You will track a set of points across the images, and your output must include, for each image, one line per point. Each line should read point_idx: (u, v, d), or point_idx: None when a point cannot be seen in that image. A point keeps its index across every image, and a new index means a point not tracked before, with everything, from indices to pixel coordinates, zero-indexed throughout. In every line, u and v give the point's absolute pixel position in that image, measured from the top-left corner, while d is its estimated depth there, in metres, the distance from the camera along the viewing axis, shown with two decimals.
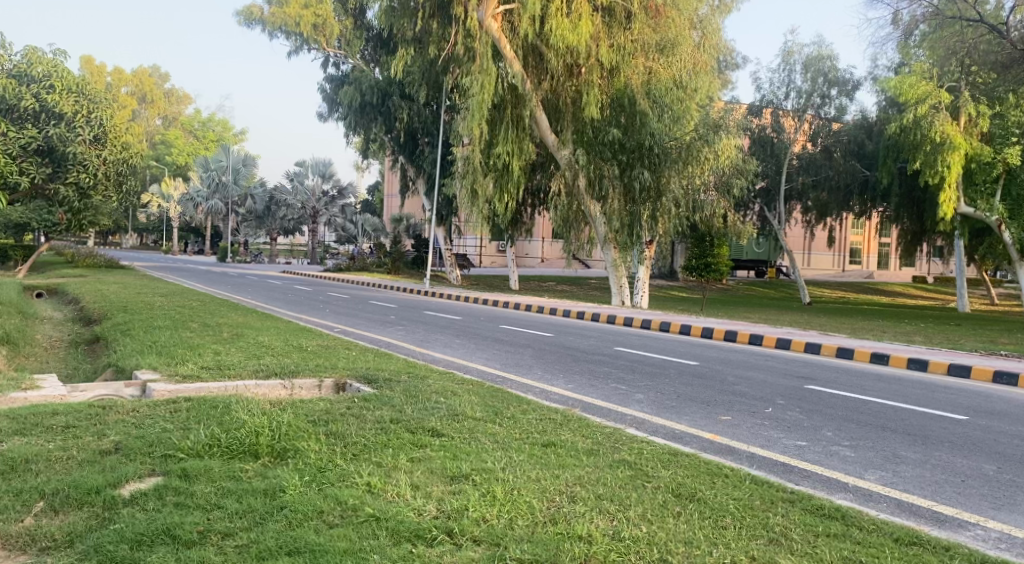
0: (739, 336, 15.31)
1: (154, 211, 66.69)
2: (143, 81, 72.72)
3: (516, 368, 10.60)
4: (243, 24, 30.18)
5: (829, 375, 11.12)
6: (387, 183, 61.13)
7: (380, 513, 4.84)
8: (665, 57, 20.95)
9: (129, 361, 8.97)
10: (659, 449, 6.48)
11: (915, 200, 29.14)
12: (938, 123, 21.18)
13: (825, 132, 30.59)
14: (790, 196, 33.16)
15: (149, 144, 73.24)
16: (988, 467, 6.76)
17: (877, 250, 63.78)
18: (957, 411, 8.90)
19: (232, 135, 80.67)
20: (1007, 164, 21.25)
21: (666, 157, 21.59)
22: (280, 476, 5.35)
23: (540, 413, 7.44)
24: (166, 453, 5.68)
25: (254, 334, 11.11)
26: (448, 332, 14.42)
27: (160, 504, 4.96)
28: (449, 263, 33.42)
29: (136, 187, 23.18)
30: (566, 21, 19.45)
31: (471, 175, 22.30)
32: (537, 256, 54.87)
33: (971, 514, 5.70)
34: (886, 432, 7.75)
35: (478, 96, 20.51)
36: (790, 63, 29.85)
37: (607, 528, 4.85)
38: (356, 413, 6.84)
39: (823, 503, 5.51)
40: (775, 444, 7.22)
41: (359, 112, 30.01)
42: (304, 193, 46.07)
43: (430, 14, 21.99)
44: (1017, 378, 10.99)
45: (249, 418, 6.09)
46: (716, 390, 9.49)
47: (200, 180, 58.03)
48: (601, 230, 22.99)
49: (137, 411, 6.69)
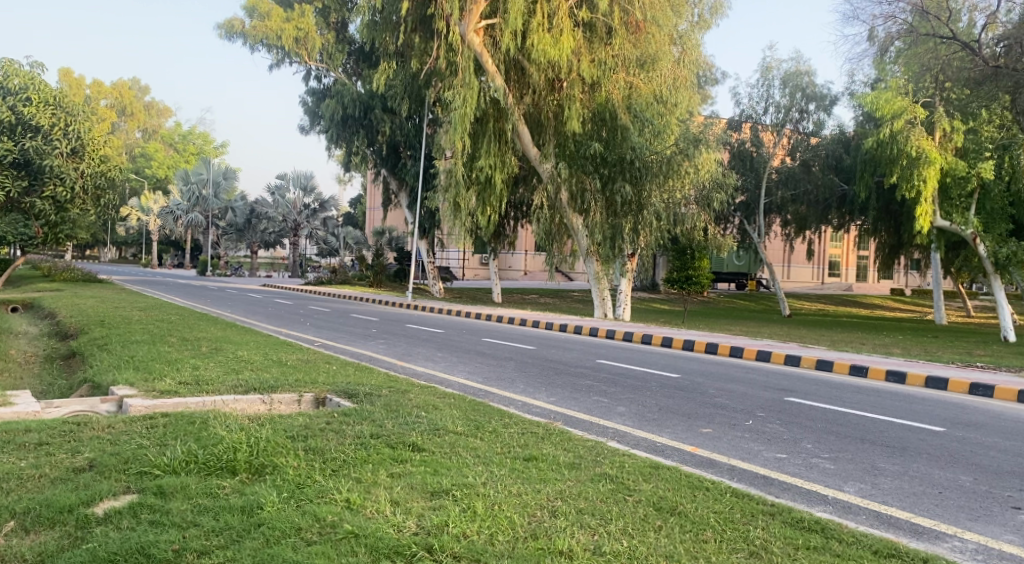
0: (720, 349, 15.36)
1: (133, 225, 66.10)
2: (123, 93, 72.69)
3: (498, 382, 10.55)
4: (224, 37, 29.98)
5: (808, 387, 11.18)
6: (370, 196, 61.63)
7: (359, 530, 4.81)
8: (646, 73, 21.32)
9: (106, 377, 8.87)
10: (640, 462, 6.48)
11: (893, 213, 29.51)
12: (914, 138, 21.30)
13: (804, 146, 30.78)
14: (770, 209, 33.42)
15: (129, 156, 72.93)
16: (965, 478, 6.81)
17: (856, 262, 64.15)
18: (935, 423, 8.98)
19: (213, 149, 80.66)
20: (981, 178, 21.56)
21: (647, 171, 21.60)
22: (257, 493, 5.30)
23: (522, 426, 7.42)
24: (141, 470, 5.62)
25: (233, 349, 11.03)
26: (429, 345, 14.40)
27: (135, 522, 4.91)
28: (431, 275, 33.39)
29: (115, 201, 22.92)
30: (547, 36, 19.55)
31: (454, 189, 22.15)
32: (519, 269, 55.13)
33: (948, 526, 5.73)
34: (865, 444, 7.79)
35: (461, 110, 20.51)
36: (769, 79, 30.03)
37: (588, 542, 4.84)
38: (335, 428, 6.79)
39: (804, 515, 5.53)
40: (756, 456, 7.24)
41: (341, 125, 30.03)
42: (286, 207, 45.69)
43: (412, 28, 22.02)
44: (993, 389, 11.10)
45: (226, 435, 6.08)
46: (697, 403, 9.51)
47: (178, 194, 56.55)
48: (584, 243, 23.20)
49: (113, 427, 6.61)
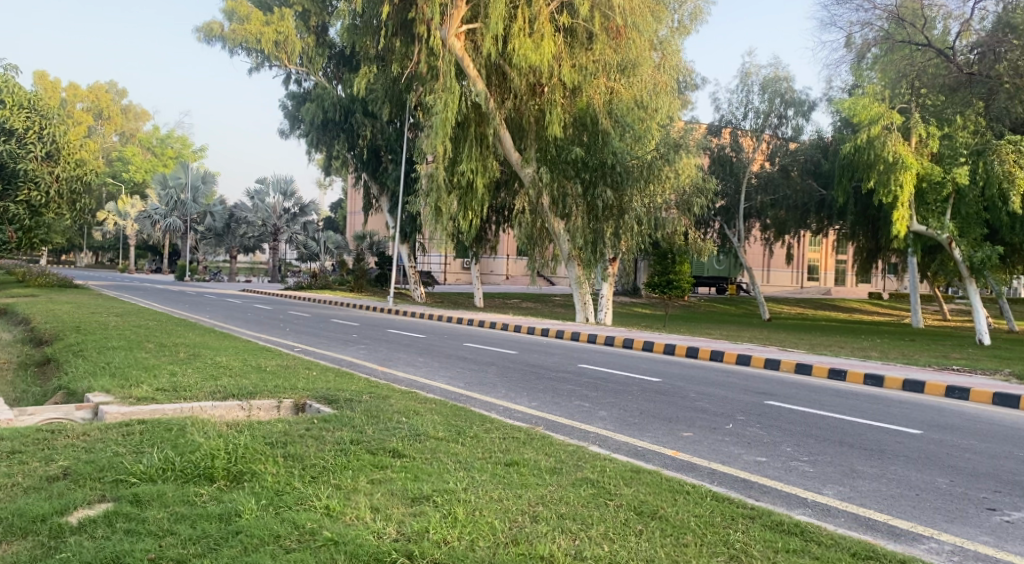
0: (700, 353, 15.41)
1: (110, 231, 65.37)
2: (100, 97, 72.02)
3: (480, 387, 10.52)
4: (203, 41, 29.79)
5: (787, 391, 11.23)
6: (352, 200, 61.72)
7: (339, 537, 4.78)
8: (627, 78, 21.32)
9: (81, 384, 8.76)
10: (621, 466, 6.50)
11: (870, 218, 29.60)
12: (890, 143, 21.45)
13: (782, 152, 31.15)
14: (749, 214, 33.68)
15: (106, 160, 72.03)
16: (941, 480, 6.87)
17: (834, 266, 64.99)
18: (912, 425, 9.05)
19: (191, 152, 80.27)
20: (956, 184, 21.84)
21: (628, 176, 21.81)
22: (236, 500, 5.26)
23: (503, 431, 7.42)
24: (117, 478, 5.55)
25: (212, 354, 10.95)
26: (412, 350, 14.36)
27: (110, 531, 4.85)
28: (413, 280, 33.28)
29: (91, 205, 22.67)
30: (528, 41, 19.57)
31: (434, 193, 22.01)
32: (502, 273, 55.31)
33: (924, 528, 5.78)
34: (843, 447, 7.85)
35: (442, 114, 20.33)
36: (748, 84, 30.20)
37: (569, 547, 4.84)
38: (316, 434, 6.74)
39: (783, 518, 5.56)
40: (736, 460, 7.27)
41: (321, 129, 29.94)
42: (265, 211, 45.37)
43: (393, 32, 21.90)
44: (969, 392, 11.22)
45: (204, 441, 6.03)
46: (677, 407, 9.53)
47: (156, 199, 55.94)
48: (565, 248, 23.24)
49: (88, 435, 6.52)
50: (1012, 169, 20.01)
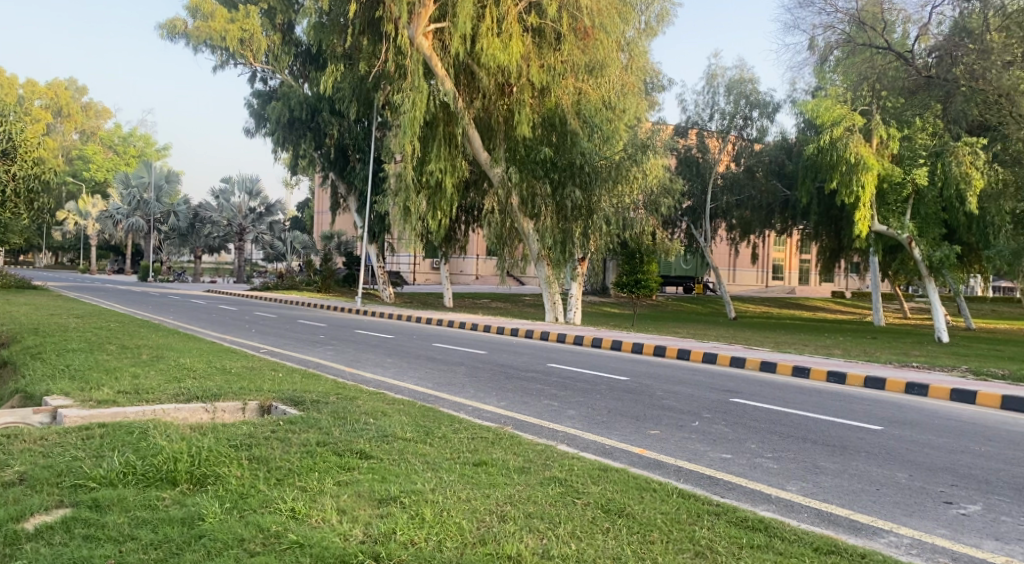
0: (668, 351, 15.54)
1: (71, 231, 64.04)
2: (59, 94, 70.58)
3: (447, 387, 10.49)
4: (166, 38, 29.32)
5: (753, 388, 11.35)
6: (319, 200, 61.29)
7: (305, 539, 4.74)
8: (595, 79, 21.35)
9: (40, 387, 8.61)
10: (589, 465, 6.51)
11: (833, 218, 29.93)
12: (852, 144, 21.70)
13: (747, 153, 31.32)
14: (716, 215, 33.91)
15: (65, 159, 70.53)
16: (901, 475, 6.98)
17: (798, 266, 65.85)
18: (873, 422, 9.20)
19: (154, 151, 78.98)
20: (916, 184, 22.29)
21: (596, 176, 21.98)
22: (198, 504, 5.19)
23: (472, 430, 7.44)
24: (76, 483, 5.46)
25: (176, 356, 10.79)
26: (379, 350, 14.31)
27: (68, 537, 4.76)
28: (381, 280, 33.11)
29: (49, 204, 22.16)
30: (497, 41, 19.57)
31: (403, 193, 21.94)
32: (471, 272, 55.37)
33: (884, 522, 5.87)
34: (807, 444, 7.95)
35: (410, 113, 20.30)
36: (714, 86, 30.36)
37: (536, 547, 4.84)
38: (281, 436, 6.68)
39: (748, 515, 5.61)
40: (701, 456, 7.34)
41: (287, 128, 29.61)
42: (230, 210, 44.84)
43: (360, 31, 21.80)
44: (929, 388, 11.44)
45: (166, 444, 5.93)
46: (645, 406, 9.59)
47: (118, 198, 54.93)
48: (534, 247, 23.31)
49: (45, 440, 6.39)
50: (968, 170, 20.44)
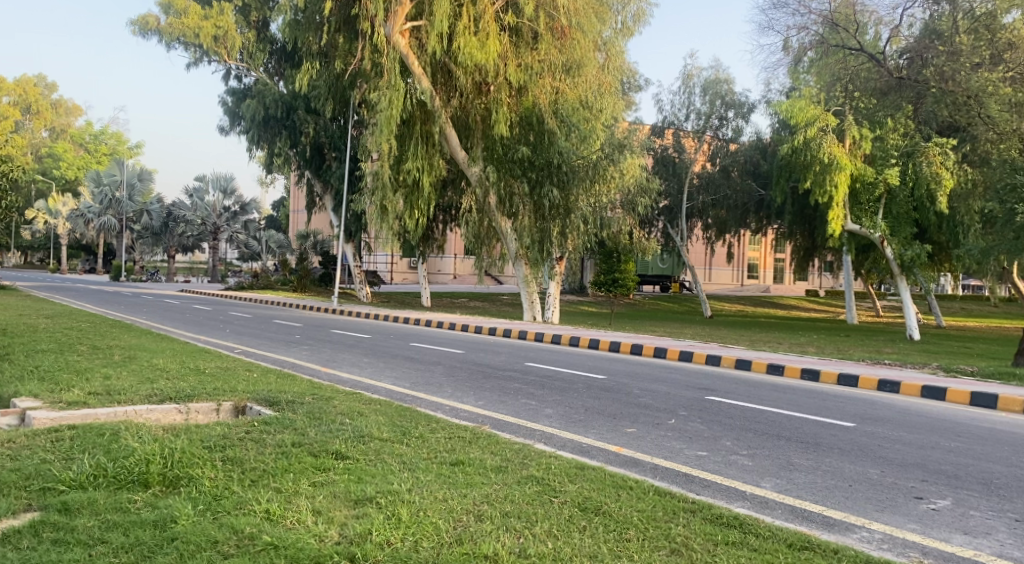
0: (645, 349, 15.59)
1: (41, 229, 63.02)
2: (27, 90, 69.31)
3: (424, 387, 10.46)
4: (138, 35, 28.95)
5: (728, 386, 11.41)
6: (294, 199, 60.86)
7: (279, 541, 4.71)
8: (572, 79, 21.15)
9: (7, 388, 8.48)
10: (566, 463, 6.52)
11: (807, 218, 30.18)
12: (825, 144, 21.96)
13: (722, 152, 31.45)
14: (691, 214, 34.06)
15: (34, 156, 69.33)
16: (872, 471, 7.06)
17: (773, 264, 66.41)
18: (845, 419, 9.27)
19: (127, 148, 77.92)
20: (887, 184, 22.61)
21: (574, 175, 22.08)
22: (171, 506, 5.14)
23: (449, 430, 7.40)
24: (45, 486, 5.39)
25: (149, 357, 10.66)
26: (355, 350, 14.23)
27: (36, 541, 4.69)
28: (358, 279, 32.90)
29: (18, 203, 21.78)
30: (473, 39, 19.49)
31: (380, 192, 21.71)
32: (448, 272, 55.28)
33: (857, 517, 5.93)
34: (780, 440, 8.01)
35: (386, 112, 20.22)
36: (689, 86, 30.53)
37: (512, 545, 4.84)
38: (256, 437, 6.62)
39: (723, 512, 5.64)
40: (677, 454, 7.38)
41: (262, 126, 29.37)
42: (205, 209, 44.23)
43: (336, 28, 21.76)
44: (900, 386, 11.56)
45: (139, 445, 5.86)
46: (621, 404, 9.62)
47: (89, 197, 54.09)
48: (512, 247, 23.23)
49: (12, 442, 6.31)
50: (938, 171, 20.81)
